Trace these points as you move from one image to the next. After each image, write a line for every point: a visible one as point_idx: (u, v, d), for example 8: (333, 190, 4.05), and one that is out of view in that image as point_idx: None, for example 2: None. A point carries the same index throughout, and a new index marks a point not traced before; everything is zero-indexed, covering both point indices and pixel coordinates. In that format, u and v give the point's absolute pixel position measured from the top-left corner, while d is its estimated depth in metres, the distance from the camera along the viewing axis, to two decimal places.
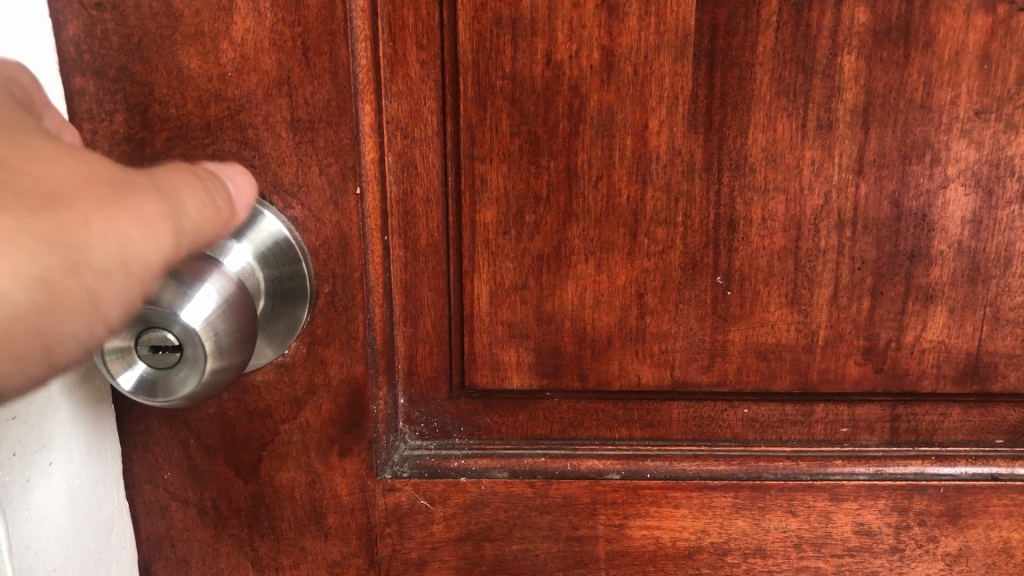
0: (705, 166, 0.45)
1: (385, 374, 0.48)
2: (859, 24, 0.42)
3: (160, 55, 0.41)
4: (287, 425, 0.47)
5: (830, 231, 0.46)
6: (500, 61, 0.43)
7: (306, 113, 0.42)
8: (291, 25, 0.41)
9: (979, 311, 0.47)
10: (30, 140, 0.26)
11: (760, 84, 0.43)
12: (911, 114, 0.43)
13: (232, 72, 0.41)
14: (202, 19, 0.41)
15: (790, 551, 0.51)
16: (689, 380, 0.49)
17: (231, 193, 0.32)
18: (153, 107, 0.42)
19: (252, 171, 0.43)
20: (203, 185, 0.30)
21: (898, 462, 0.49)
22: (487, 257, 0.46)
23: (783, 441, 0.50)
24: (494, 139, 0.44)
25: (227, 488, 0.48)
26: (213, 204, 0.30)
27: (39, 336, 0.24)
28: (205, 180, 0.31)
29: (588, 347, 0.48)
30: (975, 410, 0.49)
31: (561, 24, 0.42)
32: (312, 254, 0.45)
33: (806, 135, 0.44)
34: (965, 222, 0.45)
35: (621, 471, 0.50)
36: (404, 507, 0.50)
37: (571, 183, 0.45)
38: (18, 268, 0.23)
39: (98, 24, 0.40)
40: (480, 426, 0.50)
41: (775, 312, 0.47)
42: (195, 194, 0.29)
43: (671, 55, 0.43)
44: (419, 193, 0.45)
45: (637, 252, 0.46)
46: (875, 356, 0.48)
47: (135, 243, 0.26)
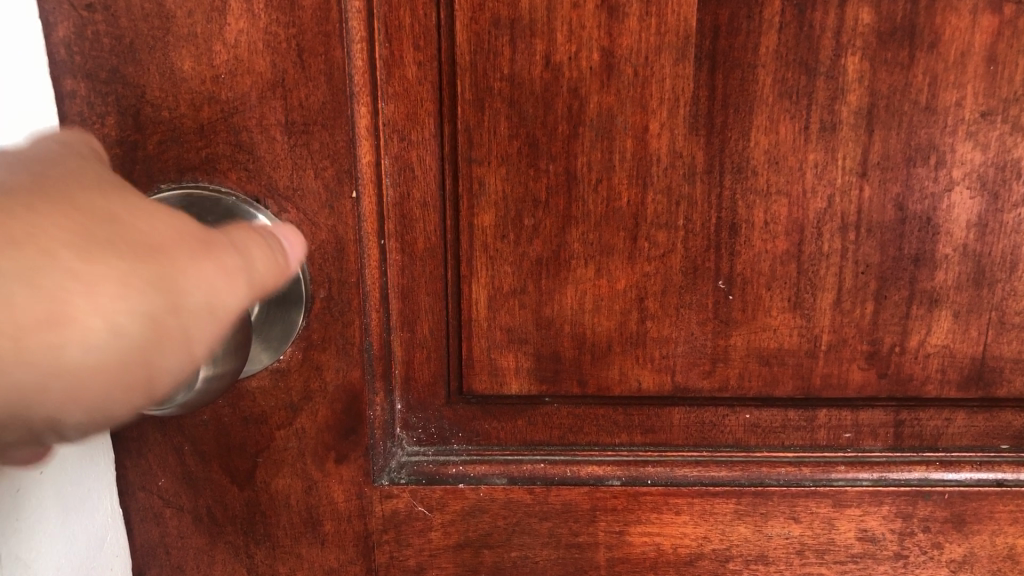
0: (707, 168, 0.44)
1: (383, 380, 0.47)
2: (863, 25, 0.41)
3: (152, 57, 0.40)
4: (283, 431, 0.47)
5: (833, 234, 0.45)
6: (498, 62, 0.42)
7: (301, 116, 0.42)
8: (285, 26, 0.40)
9: (984, 315, 0.46)
10: (127, 196, 0.30)
11: (762, 86, 0.42)
12: (916, 116, 0.43)
13: (225, 74, 0.41)
14: (195, 20, 0.40)
15: (792, 558, 0.50)
16: (690, 385, 0.48)
17: (288, 255, 0.35)
18: (145, 110, 0.41)
19: (246, 174, 0.43)
20: (269, 240, 0.34)
21: (902, 468, 0.49)
22: (485, 261, 0.46)
23: (786, 447, 0.49)
24: (492, 142, 0.43)
25: (222, 494, 0.48)
26: (271, 255, 0.33)
27: (147, 368, 0.28)
28: (267, 236, 0.34)
29: (588, 352, 0.47)
30: (980, 415, 0.49)
31: (560, 25, 0.41)
32: (307, 259, 0.44)
33: (809, 138, 0.43)
34: (971, 225, 0.45)
35: (621, 478, 0.49)
36: (402, 513, 0.49)
37: (570, 187, 0.44)
38: (121, 306, 0.27)
39: (89, 26, 0.39)
40: (478, 431, 0.49)
41: (777, 316, 0.47)
42: (256, 254, 0.32)
43: (672, 56, 0.42)
44: (416, 196, 0.45)
45: (638, 257, 0.46)
46: (878, 361, 0.47)
47: (208, 290, 0.29)
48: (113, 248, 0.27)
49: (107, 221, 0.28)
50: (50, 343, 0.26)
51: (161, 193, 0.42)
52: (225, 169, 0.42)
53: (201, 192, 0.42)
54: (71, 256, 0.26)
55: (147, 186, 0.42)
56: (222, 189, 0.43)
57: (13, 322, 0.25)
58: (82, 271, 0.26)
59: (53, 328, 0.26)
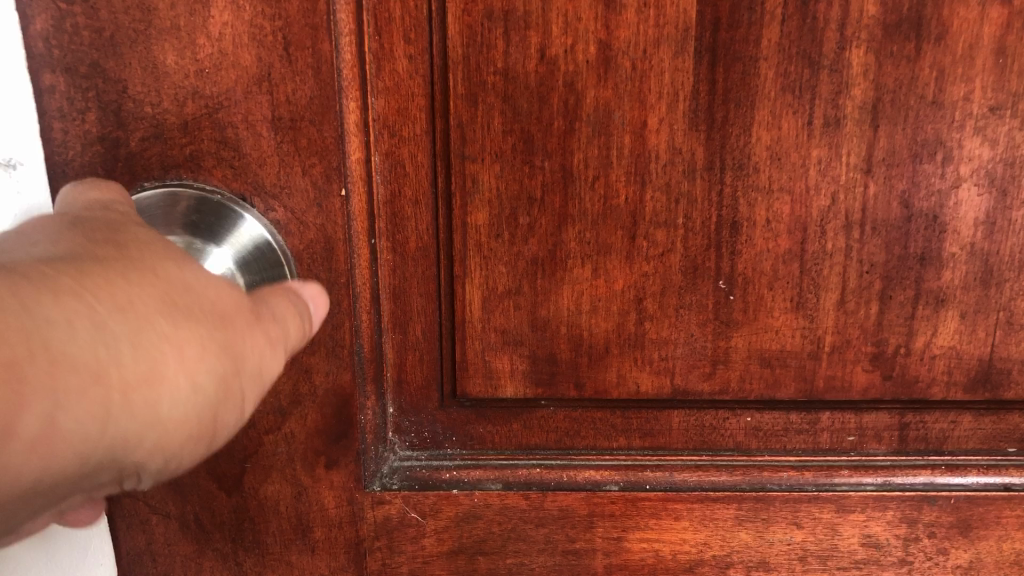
0: (707, 165, 0.43)
1: (374, 383, 0.46)
2: (868, 17, 0.40)
3: (134, 50, 0.39)
4: (271, 436, 0.46)
5: (837, 232, 0.44)
6: (492, 56, 0.41)
7: (288, 111, 0.40)
8: (271, 19, 0.39)
9: (992, 316, 0.45)
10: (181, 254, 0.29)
11: (764, 80, 0.41)
12: (922, 111, 0.42)
13: (209, 68, 0.39)
14: (177, 12, 0.38)
15: (794, 564, 0.49)
16: (690, 388, 0.47)
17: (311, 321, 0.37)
18: (127, 105, 0.39)
19: (231, 172, 0.41)
20: (297, 302, 0.34)
21: (906, 473, 0.48)
22: (479, 261, 0.44)
23: (788, 451, 0.48)
24: (486, 138, 0.42)
25: (210, 501, 0.46)
26: (300, 320, 0.34)
27: (206, 429, 0.27)
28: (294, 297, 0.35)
29: (585, 355, 0.46)
30: (987, 418, 0.47)
31: (556, 17, 0.40)
32: (295, 259, 0.43)
33: (812, 133, 0.42)
34: (978, 223, 0.43)
35: (620, 483, 0.48)
36: (394, 520, 0.48)
37: (566, 184, 0.43)
38: (200, 367, 0.26)
39: (67, 18, 0.38)
40: (472, 435, 0.48)
41: (779, 317, 0.45)
42: (287, 325, 0.32)
43: (671, 49, 0.41)
44: (407, 194, 0.43)
45: (636, 256, 0.44)
46: (883, 363, 0.46)
47: (257, 357, 0.29)
48: (192, 313, 0.27)
49: (178, 283, 0.27)
50: (148, 404, 0.25)
51: (145, 192, 0.40)
52: (209, 166, 0.41)
53: (186, 191, 0.41)
54: (167, 323, 0.25)
55: (130, 184, 0.40)
56: (207, 187, 0.41)
57: (124, 382, 0.24)
58: (173, 335, 0.25)
59: (152, 390, 0.25)
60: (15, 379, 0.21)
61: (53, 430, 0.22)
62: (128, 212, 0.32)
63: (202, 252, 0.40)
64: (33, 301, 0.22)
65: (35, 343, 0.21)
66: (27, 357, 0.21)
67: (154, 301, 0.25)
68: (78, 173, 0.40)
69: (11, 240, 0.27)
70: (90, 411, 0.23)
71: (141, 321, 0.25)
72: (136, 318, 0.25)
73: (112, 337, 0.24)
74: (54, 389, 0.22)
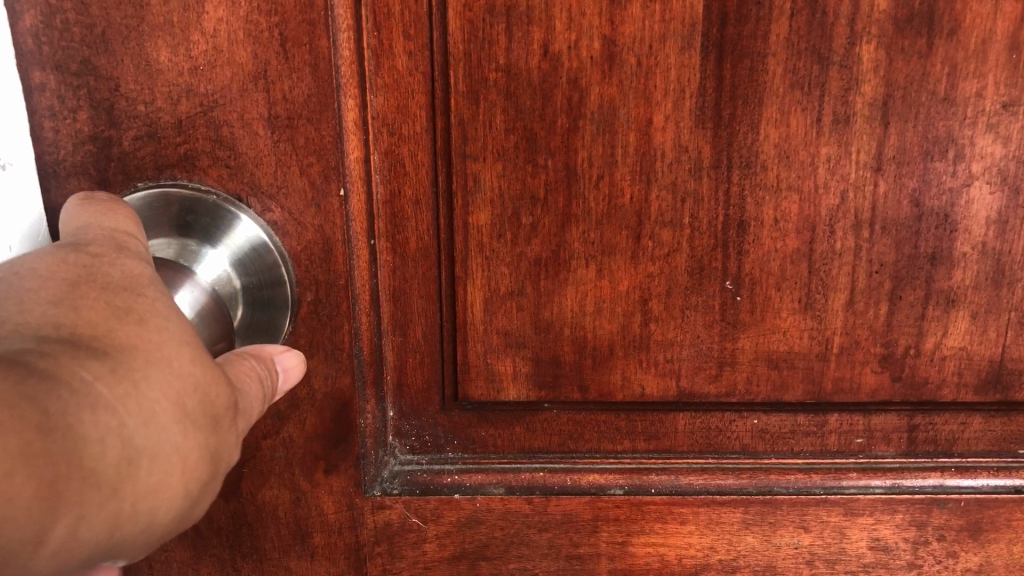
0: (714, 163, 0.42)
1: (374, 386, 0.45)
2: (879, 11, 0.39)
3: (126, 47, 0.38)
4: (269, 440, 0.45)
5: (846, 232, 0.43)
6: (494, 52, 0.40)
7: (285, 109, 0.39)
8: (267, 14, 0.38)
9: (1003, 316, 0.44)
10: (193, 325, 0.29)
11: (773, 76, 0.40)
12: (934, 107, 0.41)
13: (204, 65, 0.38)
14: (171, 8, 0.37)
15: (802, 568, 0.48)
16: (696, 390, 0.46)
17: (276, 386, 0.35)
18: (119, 103, 0.39)
19: (227, 171, 0.40)
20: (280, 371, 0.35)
21: (915, 475, 0.47)
22: (481, 262, 0.43)
23: (795, 453, 0.47)
24: (488, 136, 0.41)
25: (207, 506, 0.45)
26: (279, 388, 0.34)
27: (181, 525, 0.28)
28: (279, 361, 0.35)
29: (589, 357, 0.45)
30: (998, 419, 0.47)
31: (559, 12, 0.39)
32: (293, 260, 0.42)
33: (822, 131, 0.41)
34: (990, 222, 0.43)
35: (625, 486, 0.47)
36: (395, 525, 0.47)
37: (570, 183, 0.42)
38: (199, 478, 0.27)
39: (57, 14, 0.37)
40: (474, 438, 0.47)
41: (787, 318, 0.45)
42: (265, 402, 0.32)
43: (678, 45, 0.40)
44: (407, 193, 0.42)
45: (641, 257, 0.43)
46: (892, 364, 0.45)
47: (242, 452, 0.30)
48: (206, 417, 0.27)
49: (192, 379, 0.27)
50: (149, 512, 0.25)
51: (139, 192, 0.40)
52: (205, 166, 0.40)
53: (180, 191, 0.40)
54: (183, 433, 0.26)
55: (125, 184, 0.40)
56: (202, 187, 0.40)
57: (135, 496, 0.25)
58: (186, 447, 0.26)
59: (155, 500, 0.25)
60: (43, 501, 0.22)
61: (66, 543, 0.23)
62: (141, 255, 0.30)
63: (196, 254, 0.40)
64: (68, 420, 0.23)
65: (65, 466, 0.23)
66: (56, 480, 0.22)
67: (176, 409, 0.26)
68: (70, 172, 0.39)
69: (46, 282, 0.26)
70: (100, 523, 0.24)
71: (160, 434, 0.25)
72: (157, 431, 0.25)
73: (131, 455, 0.25)
74: (74, 507, 0.23)
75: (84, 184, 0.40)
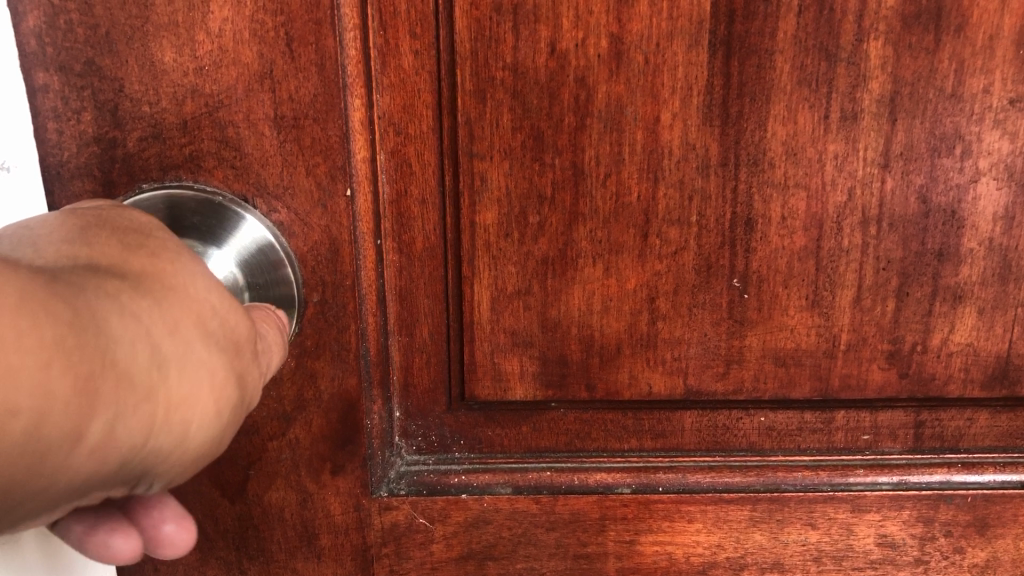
0: (722, 161, 0.41)
1: (380, 387, 0.45)
2: (887, 8, 0.39)
3: (130, 48, 0.37)
4: (275, 442, 0.44)
5: (853, 229, 0.43)
6: (500, 51, 0.39)
7: (291, 109, 0.39)
8: (273, 14, 0.38)
9: (1010, 312, 0.44)
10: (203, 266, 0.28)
11: (780, 73, 0.40)
12: (941, 104, 0.41)
13: (209, 65, 0.38)
14: (175, 8, 0.37)
15: (810, 566, 0.48)
16: (703, 388, 0.46)
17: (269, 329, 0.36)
18: (124, 104, 0.38)
19: (233, 172, 0.40)
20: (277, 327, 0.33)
21: (922, 471, 0.47)
22: (487, 261, 0.43)
23: (801, 450, 0.47)
24: (495, 135, 0.41)
25: (213, 509, 0.45)
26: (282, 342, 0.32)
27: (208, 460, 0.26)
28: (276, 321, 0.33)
29: (596, 355, 0.45)
30: (1004, 415, 0.47)
31: (566, 11, 0.39)
32: (299, 260, 0.42)
33: (829, 128, 0.41)
34: (997, 218, 0.43)
35: (632, 485, 0.47)
36: (402, 526, 0.47)
37: (577, 182, 0.42)
38: (229, 399, 0.25)
39: (61, 15, 0.36)
40: (481, 438, 0.47)
41: (795, 315, 0.44)
42: (274, 361, 0.30)
43: (685, 43, 0.40)
44: (414, 193, 0.42)
45: (648, 255, 0.43)
46: (899, 361, 0.45)
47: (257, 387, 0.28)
48: (226, 339, 0.26)
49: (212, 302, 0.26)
50: (183, 426, 0.23)
51: (143, 193, 0.39)
52: (210, 167, 0.40)
53: (185, 192, 0.40)
54: (207, 348, 0.24)
55: (129, 186, 0.39)
56: (208, 188, 0.40)
57: (169, 401, 0.22)
58: (212, 363, 0.24)
59: (189, 412, 0.23)
60: (87, 392, 0.20)
61: (103, 445, 0.21)
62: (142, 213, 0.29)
63: (202, 255, 0.39)
64: (98, 318, 0.21)
65: (99, 362, 0.21)
66: (94, 374, 0.20)
67: (199, 324, 0.24)
68: (73, 174, 0.39)
69: (54, 227, 0.25)
70: (138, 426, 0.22)
71: (186, 346, 0.24)
72: (182, 343, 0.24)
73: (160, 360, 0.23)
74: (112, 404, 0.21)
75: (88, 186, 0.39)
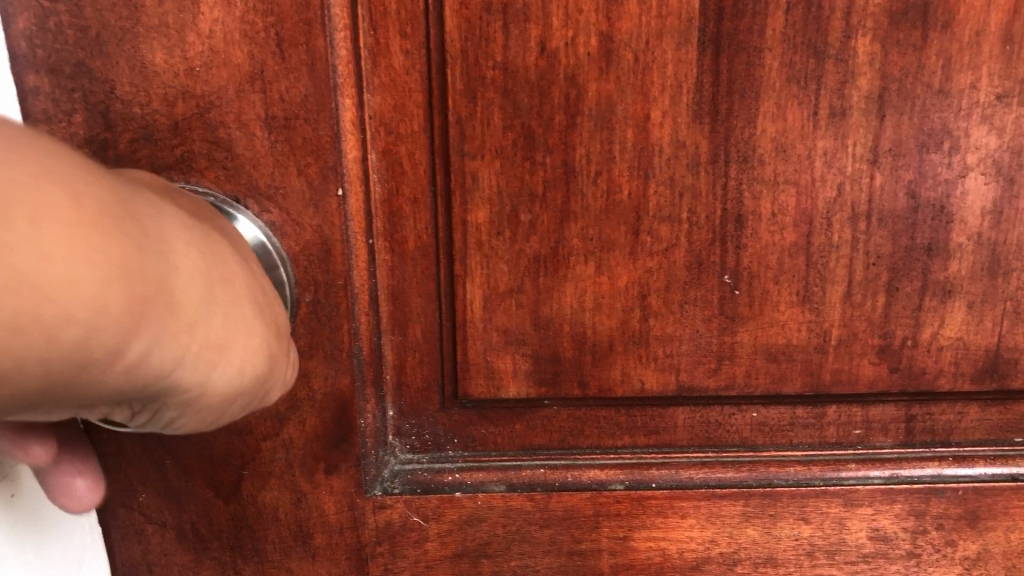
0: (711, 158, 0.42)
1: (373, 386, 0.45)
2: (874, 5, 0.39)
3: (121, 49, 0.37)
4: (269, 442, 0.45)
5: (843, 224, 0.43)
6: (491, 50, 0.40)
7: (282, 110, 0.39)
8: (263, 15, 0.38)
9: (999, 306, 0.45)
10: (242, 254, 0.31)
11: (769, 70, 0.40)
12: (929, 100, 0.41)
13: (200, 66, 0.38)
14: (166, 9, 0.37)
15: (802, 560, 0.48)
16: (695, 384, 0.46)
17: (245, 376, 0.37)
18: (115, 106, 0.38)
19: (224, 173, 0.40)
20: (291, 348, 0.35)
21: (913, 465, 0.47)
22: (480, 260, 0.43)
23: (794, 445, 0.47)
24: (486, 134, 0.41)
25: (208, 509, 0.45)
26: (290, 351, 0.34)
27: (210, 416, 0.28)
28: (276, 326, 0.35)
29: (588, 353, 0.45)
30: (993, 408, 0.47)
31: (556, 9, 0.39)
32: (291, 261, 0.42)
33: (818, 124, 0.41)
34: (985, 212, 0.43)
35: (626, 482, 0.47)
36: (396, 525, 0.47)
37: (568, 180, 0.42)
38: (245, 362, 0.28)
39: (51, 17, 0.36)
40: (474, 437, 0.47)
41: (786, 311, 0.45)
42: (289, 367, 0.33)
43: (674, 41, 0.40)
44: (405, 192, 0.42)
45: (640, 252, 0.43)
46: (890, 355, 0.46)
47: (277, 379, 0.31)
48: (253, 316, 0.28)
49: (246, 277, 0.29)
50: (206, 368, 0.26)
51: None
52: (202, 168, 0.40)
53: None
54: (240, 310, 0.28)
55: None
56: (199, 189, 0.40)
57: (202, 343, 0.25)
58: (239, 326, 0.27)
59: (212, 358, 0.26)
60: (139, 314, 0.23)
61: (139, 365, 0.23)
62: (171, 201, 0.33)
63: None
64: (161, 255, 0.24)
65: (155, 291, 0.23)
66: (149, 300, 0.23)
67: (234, 290, 0.27)
68: None
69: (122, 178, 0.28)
70: (172, 354, 0.24)
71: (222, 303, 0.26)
72: (222, 300, 0.26)
73: (201, 307, 0.25)
74: (156, 330, 0.23)
75: None
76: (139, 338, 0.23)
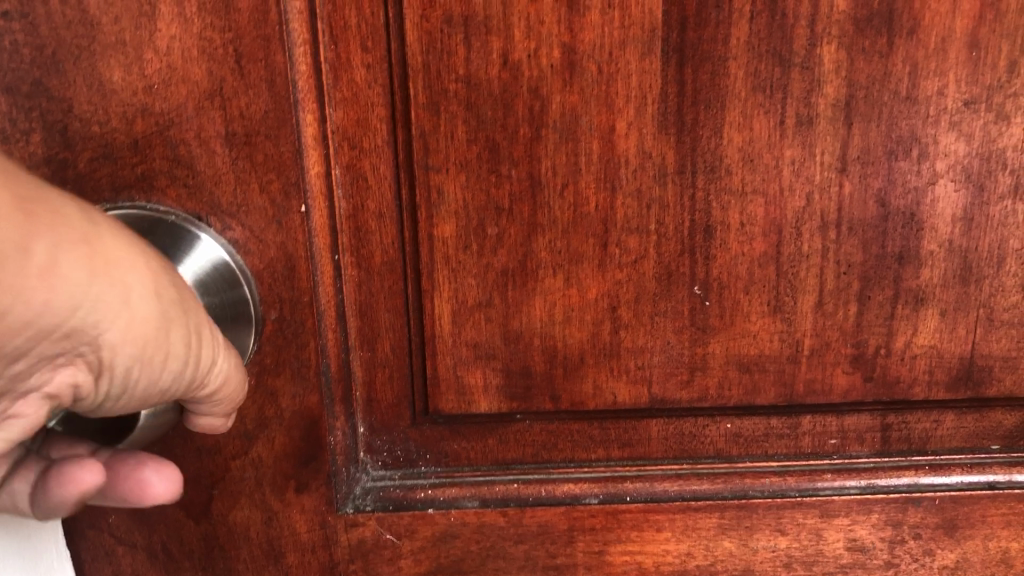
0: (678, 169, 0.41)
1: (343, 403, 0.45)
2: (839, 12, 0.39)
3: (78, 67, 0.37)
4: (238, 461, 0.44)
5: (813, 234, 0.43)
6: (453, 63, 0.39)
7: (242, 126, 0.39)
8: (221, 31, 0.37)
9: (972, 313, 0.44)
10: None
11: (734, 79, 0.40)
12: (896, 107, 0.41)
13: (158, 83, 0.38)
14: (122, 26, 0.37)
15: (780, 572, 0.48)
16: (668, 396, 0.46)
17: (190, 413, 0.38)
18: (73, 124, 0.38)
19: (186, 191, 0.40)
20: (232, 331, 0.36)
21: (890, 474, 0.47)
22: (447, 274, 0.43)
23: (769, 456, 0.47)
24: (450, 148, 0.41)
25: (178, 529, 0.45)
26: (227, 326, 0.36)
27: (161, 353, 0.30)
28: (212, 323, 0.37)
29: (559, 366, 0.45)
30: (970, 415, 0.47)
31: (517, 21, 0.39)
32: (255, 278, 0.41)
33: (785, 133, 0.41)
34: (956, 219, 0.43)
35: (600, 496, 0.47)
36: (369, 542, 0.46)
37: (534, 193, 0.42)
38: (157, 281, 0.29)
39: (6, 35, 0.36)
40: (447, 452, 0.46)
41: (757, 321, 0.44)
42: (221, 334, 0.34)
43: (638, 51, 0.39)
44: (371, 207, 0.42)
45: (609, 263, 0.43)
46: (863, 364, 0.45)
47: (206, 337, 0.32)
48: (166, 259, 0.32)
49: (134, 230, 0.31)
50: (120, 281, 0.27)
51: None
52: (163, 186, 0.40)
53: (137, 212, 0.39)
54: (133, 240, 0.29)
55: None
56: (160, 208, 0.40)
57: (102, 252, 0.27)
58: (147, 252, 0.30)
59: (120, 270, 0.28)
60: (30, 215, 0.25)
61: (57, 271, 0.25)
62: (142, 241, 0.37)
63: None
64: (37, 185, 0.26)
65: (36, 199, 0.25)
66: (31, 207, 0.25)
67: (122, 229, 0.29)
68: None
69: None
70: (83, 261, 0.26)
71: (119, 231, 0.29)
72: (109, 225, 0.28)
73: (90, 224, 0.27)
74: (54, 232, 0.25)
75: None
76: (42, 239, 0.25)
